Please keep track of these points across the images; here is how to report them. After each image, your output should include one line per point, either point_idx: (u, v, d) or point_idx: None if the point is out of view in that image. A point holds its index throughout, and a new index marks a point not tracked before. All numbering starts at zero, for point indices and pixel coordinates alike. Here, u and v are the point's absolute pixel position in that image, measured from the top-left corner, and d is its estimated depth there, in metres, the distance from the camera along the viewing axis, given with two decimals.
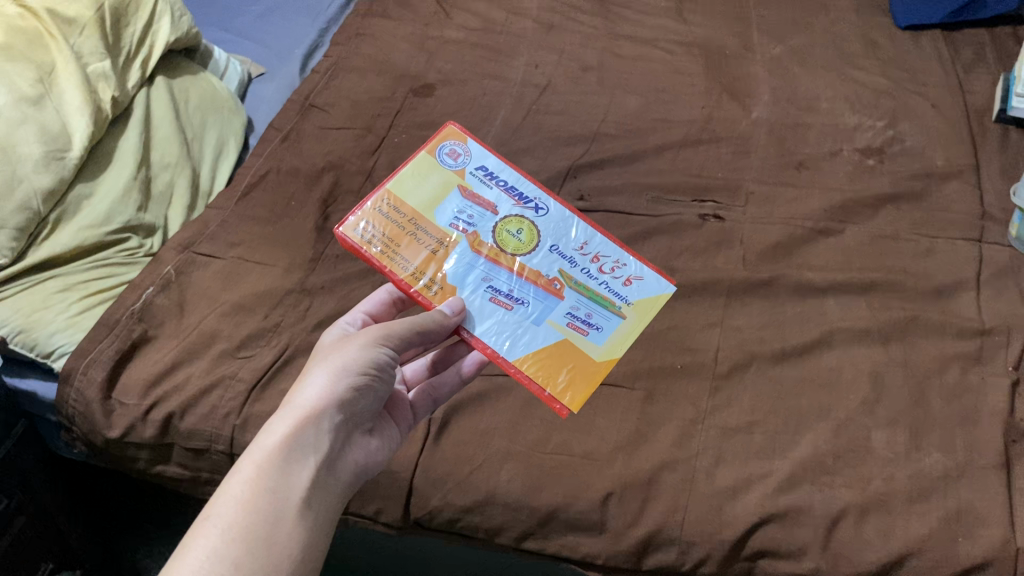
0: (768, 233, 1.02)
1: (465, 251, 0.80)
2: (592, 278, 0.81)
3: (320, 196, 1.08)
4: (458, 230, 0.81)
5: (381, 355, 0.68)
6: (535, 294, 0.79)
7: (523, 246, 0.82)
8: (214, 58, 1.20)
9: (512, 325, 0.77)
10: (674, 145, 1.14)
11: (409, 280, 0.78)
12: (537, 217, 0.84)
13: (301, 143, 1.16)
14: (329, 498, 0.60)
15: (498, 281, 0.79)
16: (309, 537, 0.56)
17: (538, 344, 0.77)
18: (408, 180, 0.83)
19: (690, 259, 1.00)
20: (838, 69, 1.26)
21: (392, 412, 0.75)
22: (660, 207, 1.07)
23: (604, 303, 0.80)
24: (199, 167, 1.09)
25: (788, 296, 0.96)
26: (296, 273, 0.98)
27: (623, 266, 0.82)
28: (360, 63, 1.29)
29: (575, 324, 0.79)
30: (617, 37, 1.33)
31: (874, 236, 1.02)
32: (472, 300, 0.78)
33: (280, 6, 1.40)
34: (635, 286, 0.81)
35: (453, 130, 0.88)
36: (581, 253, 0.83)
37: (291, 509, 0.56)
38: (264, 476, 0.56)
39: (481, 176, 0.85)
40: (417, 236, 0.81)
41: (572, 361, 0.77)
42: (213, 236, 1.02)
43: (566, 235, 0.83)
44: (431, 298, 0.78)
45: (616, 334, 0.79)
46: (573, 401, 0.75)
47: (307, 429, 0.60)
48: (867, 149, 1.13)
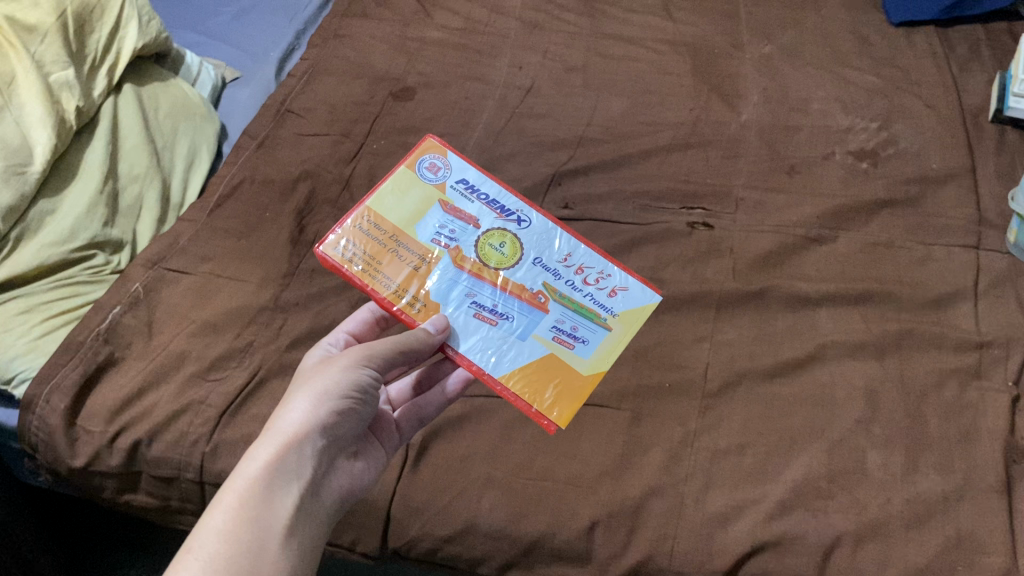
0: (759, 241, 0.99)
1: (447, 267, 0.82)
2: (576, 291, 0.83)
3: (296, 206, 1.05)
4: (439, 245, 0.84)
5: (365, 375, 0.68)
6: (519, 308, 0.81)
7: (507, 259, 0.84)
8: (185, 63, 1.16)
9: (497, 340, 0.79)
10: (661, 150, 1.11)
11: (391, 298, 0.80)
12: (519, 229, 0.86)
13: (277, 151, 1.12)
14: (313, 523, 0.60)
15: (482, 297, 0.81)
16: (294, 563, 0.56)
17: (524, 359, 0.79)
18: (388, 198, 0.86)
19: (678, 269, 0.97)
20: (830, 68, 1.22)
21: (377, 433, 0.74)
22: (647, 215, 1.03)
23: (589, 315, 0.82)
24: (170, 178, 1.05)
25: (779, 308, 0.93)
26: (269, 289, 0.95)
27: (607, 277, 0.84)
28: (338, 65, 1.25)
29: (561, 337, 0.80)
30: (602, 35, 1.30)
31: (868, 244, 0.98)
32: (456, 317, 0.80)
33: (256, 6, 1.35)
34: (619, 297, 0.83)
35: (433, 144, 0.91)
36: (564, 265, 0.84)
37: (275, 536, 0.56)
38: (247, 504, 0.56)
39: (462, 192, 0.88)
40: (399, 252, 0.83)
41: (558, 376, 0.79)
42: (184, 251, 0.98)
43: (549, 247, 0.85)
44: (414, 315, 0.80)
45: (602, 347, 0.80)
46: (560, 416, 0.77)
47: (290, 454, 0.60)
48: (860, 152, 1.09)
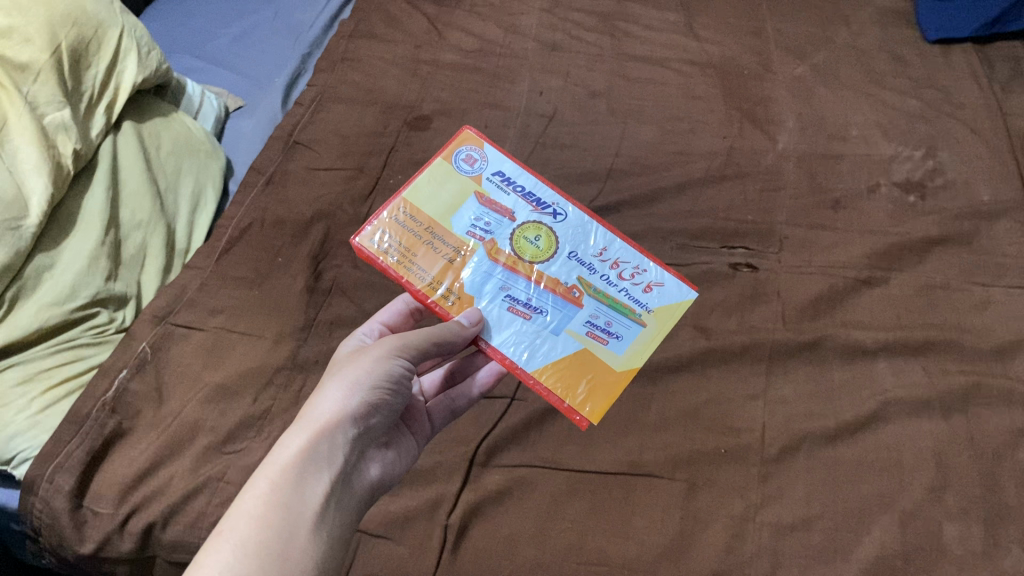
0: (807, 285, 0.93)
1: (482, 259, 0.80)
2: (611, 285, 0.81)
3: (310, 249, 0.98)
4: (475, 237, 0.82)
5: (396, 367, 0.68)
6: (553, 302, 0.79)
7: (542, 253, 0.82)
8: (187, 93, 1.09)
9: (531, 335, 0.78)
10: (696, 182, 1.05)
11: (425, 290, 0.79)
12: (554, 223, 0.84)
13: (287, 187, 1.05)
14: (343, 512, 0.59)
15: (516, 290, 0.79)
16: (323, 551, 0.55)
17: (557, 354, 0.77)
18: (425, 189, 0.84)
19: (724, 316, 0.91)
20: (867, 90, 1.16)
21: (408, 424, 0.74)
22: (686, 255, 0.97)
23: (624, 310, 0.80)
24: (175, 222, 0.98)
25: (834, 359, 0.87)
26: (286, 345, 0.88)
27: (642, 273, 0.82)
28: (347, 92, 1.18)
29: (595, 332, 0.78)
30: (625, 56, 1.23)
31: (924, 286, 0.93)
32: (490, 310, 0.78)
33: (259, 28, 1.28)
34: (655, 292, 0.81)
35: (469, 135, 0.88)
36: (600, 259, 0.82)
37: (305, 523, 0.55)
38: (278, 490, 0.55)
39: (498, 183, 0.85)
40: (434, 243, 0.81)
41: (592, 372, 0.77)
42: (192, 303, 0.91)
43: (584, 242, 0.83)
44: (448, 308, 0.78)
45: (637, 343, 0.78)
46: (593, 412, 0.75)
47: (322, 442, 0.59)
48: (906, 183, 1.03)
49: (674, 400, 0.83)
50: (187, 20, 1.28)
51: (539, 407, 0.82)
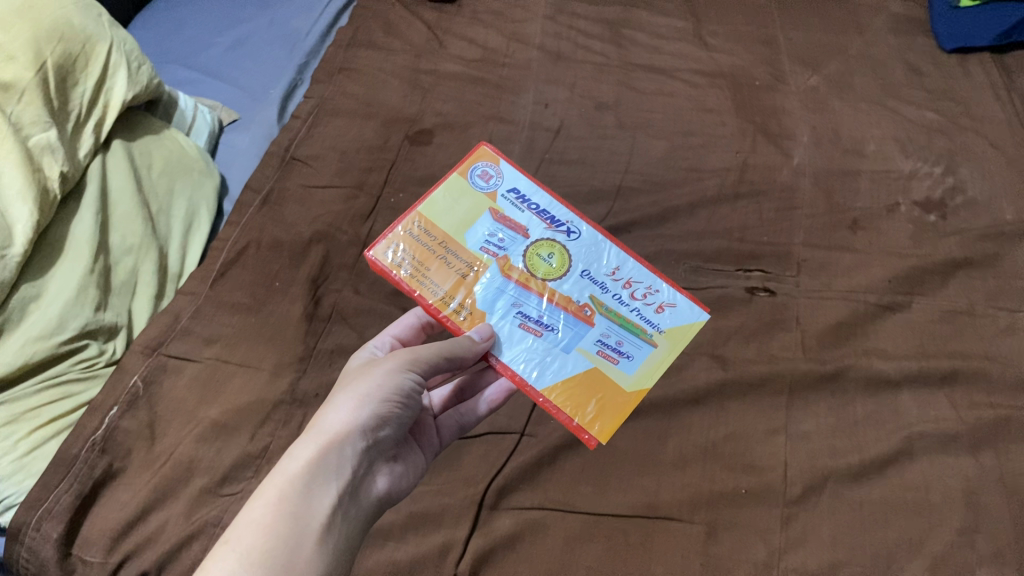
0: (827, 311, 0.90)
1: (495, 275, 0.78)
2: (623, 305, 0.78)
3: (309, 273, 0.94)
4: (488, 253, 0.79)
5: (408, 380, 0.66)
6: (565, 320, 0.76)
7: (554, 271, 0.79)
8: (179, 108, 1.04)
9: (541, 353, 0.75)
10: (708, 201, 1.01)
11: (438, 304, 0.76)
12: (567, 241, 0.81)
13: (284, 206, 1.01)
14: (352, 525, 0.59)
15: (528, 307, 0.77)
16: (327, 565, 0.55)
17: (567, 373, 0.74)
18: (440, 203, 0.81)
19: (741, 344, 0.87)
20: (882, 102, 1.13)
21: (417, 436, 0.72)
22: (700, 279, 0.94)
23: (635, 330, 0.77)
24: (167, 245, 0.94)
25: (857, 391, 0.83)
26: (284, 377, 0.84)
27: (654, 293, 0.79)
28: (346, 104, 1.14)
29: (606, 352, 0.76)
30: (632, 66, 1.19)
31: (948, 311, 0.89)
32: (501, 327, 0.76)
33: (253, 37, 1.24)
34: (668, 313, 0.78)
35: (486, 151, 0.85)
36: (614, 279, 0.79)
37: (310, 536, 0.55)
38: (285, 502, 0.55)
39: (514, 201, 0.82)
40: (447, 259, 0.78)
41: (601, 392, 0.74)
42: (186, 332, 0.88)
43: (598, 260, 0.80)
44: (459, 323, 0.76)
45: (647, 364, 0.75)
46: (602, 432, 0.73)
47: (330, 455, 0.59)
48: (926, 202, 1.00)
49: (691, 436, 0.80)
50: (178, 30, 1.24)
51: (550, 446, 0.78)
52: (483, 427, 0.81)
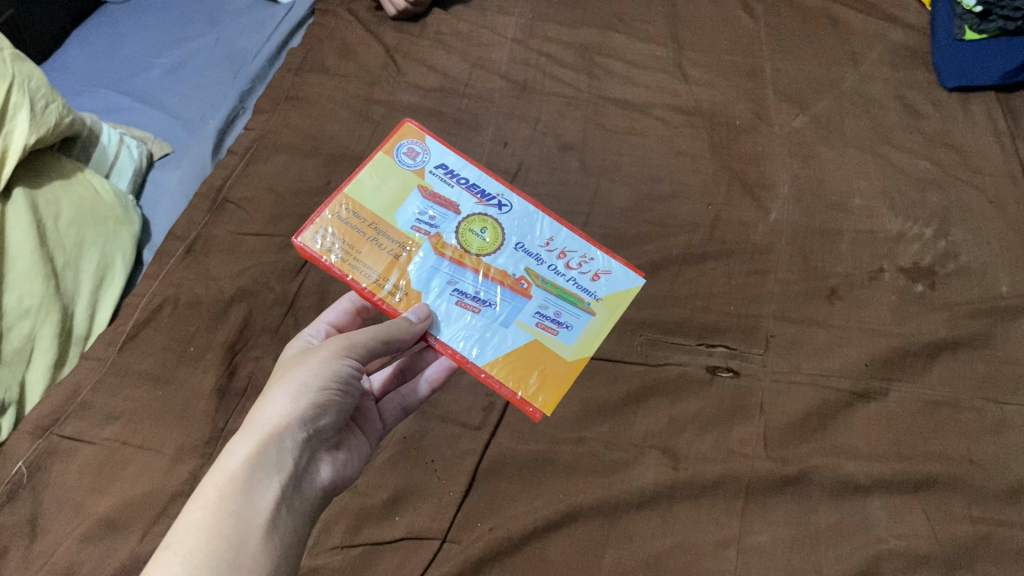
0: (794, 398, 0.80)
1: (428, 254, 0.78)
2: (558, 275, 0.79)
3: (227, 338, 0.86)
4: (419, 232, 0.79)
5: (341, 371, 0.65)
6: (501, 294, 0.78)
7: (488, 245, 0.80)
8: (101, 144, 0.96)
9: (479, 329, 0.76)
10: (673, 261, 0.92)
11: (372, 288, 0.76)
12: (499, 215, 0.82)
13: (209, 256, 0.93)
14: (296, 516, 0.58)
15: (464, 284, 0.78)
16: (275, 560, 0.53)
17: (508, 347, 0.76)
18: (366, 182, 0.80)
19: (697, 435, 0.78)
20: (873, 148, 1.03)
21: (358, 422, 0.72)
22: (657, 353, 0.84)
23: (572, 300, 0.78)
24: (73, 304, 0.85)
25: (822, 497, 0.74)
26: (186, 463, 0.77)
27: (589, 261, 0.81)
28: (288, 138, 1.05)
29: (545, 324, 0.77)
30: (602, 100, 1.10)
31: (929, 402, 0.80)
32: (438, 306, 0.77)
33: (195, 58, 1.15)
34: (604, 281, 0.80)
35: (411, 127, 0.85)
36: (546, 249, 0.81)
37: (256, 532, 0.53)
38: (226, 499, 0.53)
39: (442, 177, 0.83)
40: (378, 240, 0.79)
41: (543, 363, 0.76)
42: (85, 407, 0.80)
43: (531, 232, 0.82)
44: (395, 304, 0.76)
45: (586, 332, 0.77)
46: (546, 403, 0.75)
47: (270, 449, 0.57)
48: (913, 269, 0.90)
49: (631, 548, 0.72)
50: (116, 49, 1.15)
51: (472, 557, 0.70)
52: (400, 530, 0.73)
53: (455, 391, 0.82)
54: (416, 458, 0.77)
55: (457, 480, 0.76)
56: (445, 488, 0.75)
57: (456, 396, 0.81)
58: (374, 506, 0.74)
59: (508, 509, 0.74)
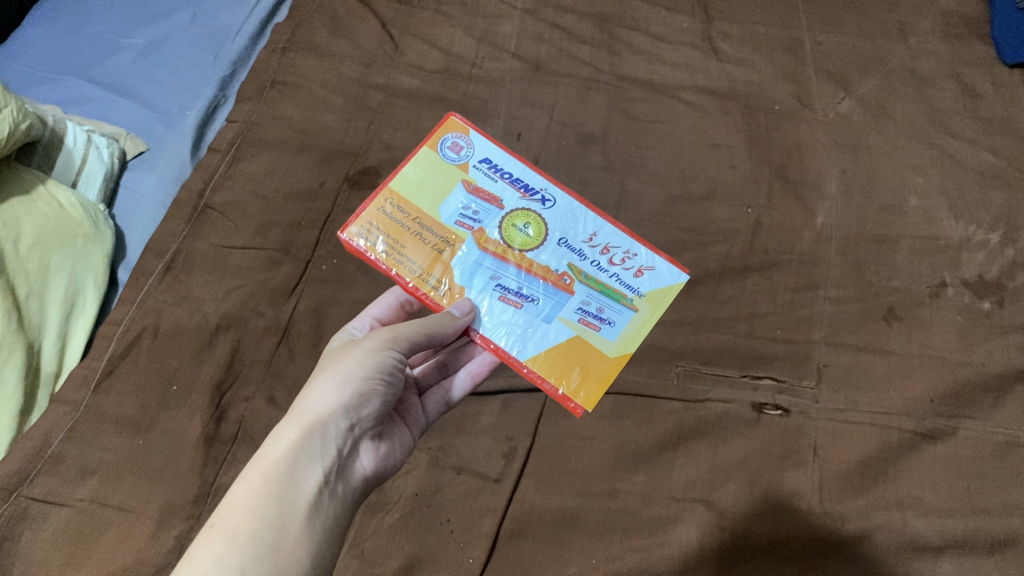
0: (851, 441, 0.72)
1: (470, 248, 0.72)
2: (602, 270, 0.72)
3: (214, 374, 0.77)
4: (463, 227, 0.72)
5: (390, 358, 0.61)
6: (544, 289, 0.71)
7: (530, 241, 0.73)
8: (65, 148, 0.86)
9: (521, 326, 0.70)
10: (710, 276, 0.82)
11: (415, 283, 0.70)
12: (543, 210, 0.74)
13: (192, 275, 0.83)
14: (341, 505, 0.55)
15: (506, 279, 0.71)
16: (315, 548, 0.51)
17: (550, 343, 0.69)
18: (410, 176, 0.74)
19: (744, 486, 0.70)
20: (930, 136, 0.91)
21: (402, 416, 0.67)
22: (697, 387, 0.76)
23: (615, 296, 0.71)
24: (39, 339, 0.76)
25: (887, 560, 0.66)
26: (171, 528, 0.68)
27: (633, 257, 0.73)
28: (276, 131, 0.94)
29: (587, 319, 0.70)
30: (625, 82, 0.98)
31: (1004, 443, 0.71)
32: (478, 301, 0.70)
33: (170, 37, 1.03)
34: (647, 277, 0.72)
35: (456, 122, 0.78)
36: (590, 245, 0.73)
37: (298, 516, 0.51)
38: (269, 482, 0.52)
39: (487, 171, 0.75)
40: (422, 234, 0.72)
41: (584, 359, 0.69)
42: (56, 461, 0.71)
43: (575, 226, 0.74)
44: (439, 300, 0.70)
45: (629, 329, 0.70)
46: (588, 399, 0.68)
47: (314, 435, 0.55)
48: (979, 283, 0.80)
49: None
50: (82, 27, 1.04)
51: None
52: None
53: (472, 437, 0.74)
54: (431, 518, 0.70)
55: (477, 545, 0.68)
56: (464, 553, 0.68)
57: (473, 444, 0.74)
58: None
59: None
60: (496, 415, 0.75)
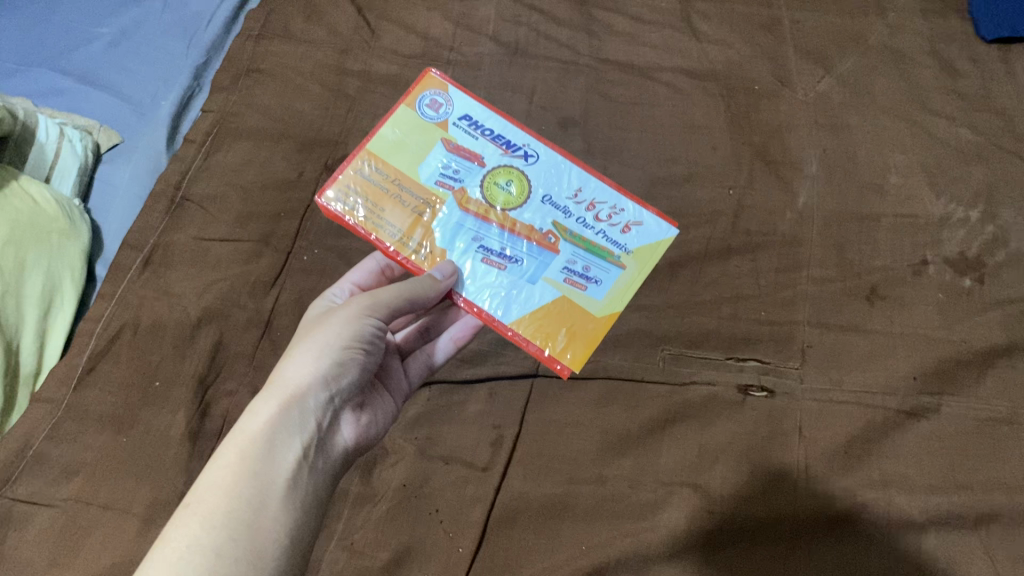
0: (836, 422, 0.72)
1: (452, 210, 0.73)
2: (586, 228, 0.73)
3: (197, 369, 0.76)
4: (444, 188, 0.73)
5: (369, 326, 0.62)
6: (528, 249, 0.72)
7: (513, 199, 0.74)
8: (36, 142, 0.86)
9: (506, 287, 0.71)
10: (694, 259, 0.82)
11: (396, 247, 0.71)
12: (526, 166, 0.75)
13: (171, 269, 0.82)
14: (321, 478, 0.56)
15: (489, 240, 0.72)
16: (294, 523, 0.52)
17: (536, 304, 0.71)
18: (388, 138, 0.75)
19: (730, 466, 0.70)
20: (910, 113, 0.91)
21: (385, 381, 0.70)
22: (682, 370, 0.76)
23: (601, 254, 0.72)
24: (18, 335, 0.75)
25: (873, 537, 0.67)
26: (158, 525, 0.68)
27: (618, 212, 0.74)
28: (253, 120, 0.93)
29: (573, 279, 0.72)
30: (604, 64, 0.97)
31: (986, 419, 0.72)
32: (463, 263, 0.72)
33: (141, 25, 1.01)
34: (633, 233, 0.74)
35: (433, 77, 0.77)
36: (574, 202, 0.74)
37: (276, 491, 0.51)
38: (246, 459, 0.52)
39: (466, 128, 0.76)
40: (402, 198, 0.73)
41: (570, 319, 0.71)
42: (40, 461, 0.71)
43: (557, 183, 0.75)
44: (420, 264, 0.71)
45: (616, 288, 0.72)
46: (574, 360, 0.70)
47: (291, 409, 0.55)
48: (960, 260, 0.81)
49: None
50: (50, 18, 1.02)
51: None
52: None
53: (459, 425, 0.74)
54: (420, 508, 0.70)
55: (467, 534, 0.68)
56: (453, 544, 0.68)
57: (460, 433, 0.74)
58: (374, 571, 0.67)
59: (526, 568, 0.67)
60: (482, 402, 0.75)
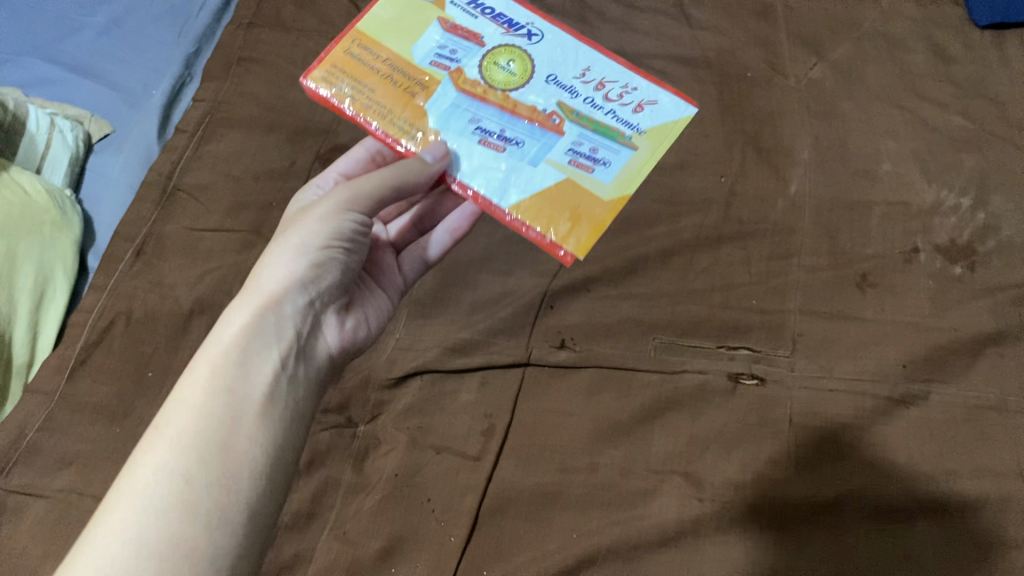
0: (827, 409, 0.73)
1: (447, 88, 0.71)
2: (595, 108, 0.71)
3: (189, 359, 0.76)
4: (439, 66, 0.72)
5: (347, 223, 0.66)
6: (530, 129, 0.71)
7: (515, 78, 0.72)
8: (27, 133, 0.85)
9: (506, 170, 0.70)
10: (685, 248, 0.82)
11: (386, 128, 0.71)
12: (528, 44, 0.73)
13: (164, 260, 0.82)
14: (299, 382, 0.62)
15: (487, 121, 0.71)
16: (273, 432, 0.58)
17: (538, 186, 0.70)
18: (380, 18, 0.73)
19: (720, 455, 0.71)
20: (902, 100, 0.91)
21: (376, 276, 0.77)
22: (674, 359, 0.76)
23: (610, 134, 0.71)
24: (10, 328, 0.75)
25: (862, 524, 0.67)
26: None
27: (631, 91, 0.72)
28: (244, 109, 0.92)
29: (579, 161, 0.70)
30: (597, 52, 0.97)
31: (976, 406, 0.72)
32: (459, 144, 0.71)
33: (132, 14, 1.01)
34: (647, 112, 0.72)
35: None
36: (582, 81, 0.72)
37: (253, 403, 0.57)
38: (223, 372, 0.58)
39: (465, 7, 0.74)
40: (391, 75, 0.72)
41: (576, 201, 0.69)
42: (34, 452, 0.71)
43: (563, 63, 0.73)
44: (410, 145, 0.71)
45: (625, 170, 0.70)
46: (579, 246, 0.69)
47: (269, 316, 0.61)
48: (950, 248, 0.81)
49: None
50: (40, 6, 1.01)
51: None
52: None
53: (451, 414, 0.75)
54: (413, 497, 0.70)
55: (459, 523, 0.69)
56: (446, 533, 0.68)
57: (452, 422, 0.74)
58: (367, 560, 0.67)
59: (517, 556, 0.67)
60: (474, 391, 0.76)
